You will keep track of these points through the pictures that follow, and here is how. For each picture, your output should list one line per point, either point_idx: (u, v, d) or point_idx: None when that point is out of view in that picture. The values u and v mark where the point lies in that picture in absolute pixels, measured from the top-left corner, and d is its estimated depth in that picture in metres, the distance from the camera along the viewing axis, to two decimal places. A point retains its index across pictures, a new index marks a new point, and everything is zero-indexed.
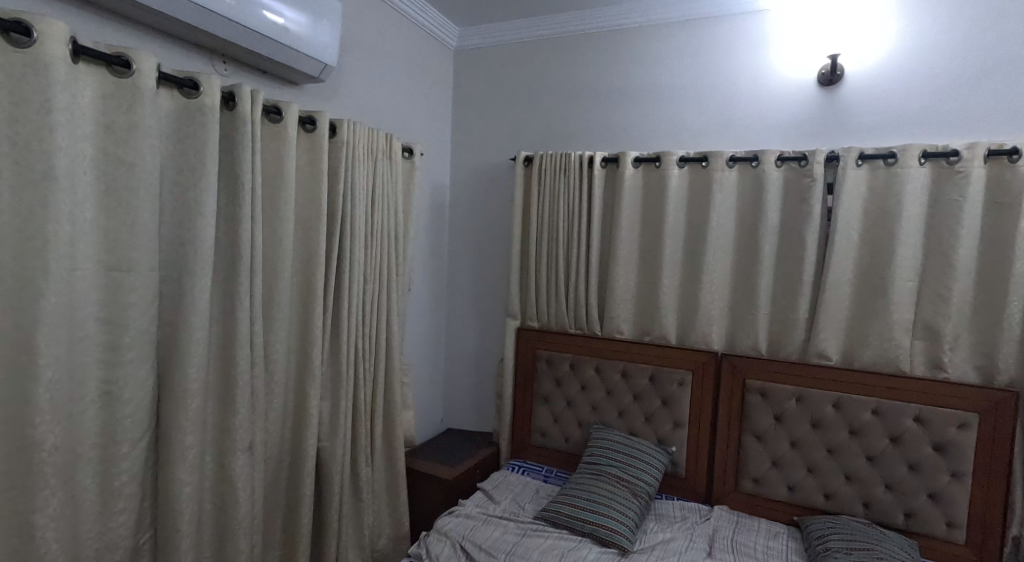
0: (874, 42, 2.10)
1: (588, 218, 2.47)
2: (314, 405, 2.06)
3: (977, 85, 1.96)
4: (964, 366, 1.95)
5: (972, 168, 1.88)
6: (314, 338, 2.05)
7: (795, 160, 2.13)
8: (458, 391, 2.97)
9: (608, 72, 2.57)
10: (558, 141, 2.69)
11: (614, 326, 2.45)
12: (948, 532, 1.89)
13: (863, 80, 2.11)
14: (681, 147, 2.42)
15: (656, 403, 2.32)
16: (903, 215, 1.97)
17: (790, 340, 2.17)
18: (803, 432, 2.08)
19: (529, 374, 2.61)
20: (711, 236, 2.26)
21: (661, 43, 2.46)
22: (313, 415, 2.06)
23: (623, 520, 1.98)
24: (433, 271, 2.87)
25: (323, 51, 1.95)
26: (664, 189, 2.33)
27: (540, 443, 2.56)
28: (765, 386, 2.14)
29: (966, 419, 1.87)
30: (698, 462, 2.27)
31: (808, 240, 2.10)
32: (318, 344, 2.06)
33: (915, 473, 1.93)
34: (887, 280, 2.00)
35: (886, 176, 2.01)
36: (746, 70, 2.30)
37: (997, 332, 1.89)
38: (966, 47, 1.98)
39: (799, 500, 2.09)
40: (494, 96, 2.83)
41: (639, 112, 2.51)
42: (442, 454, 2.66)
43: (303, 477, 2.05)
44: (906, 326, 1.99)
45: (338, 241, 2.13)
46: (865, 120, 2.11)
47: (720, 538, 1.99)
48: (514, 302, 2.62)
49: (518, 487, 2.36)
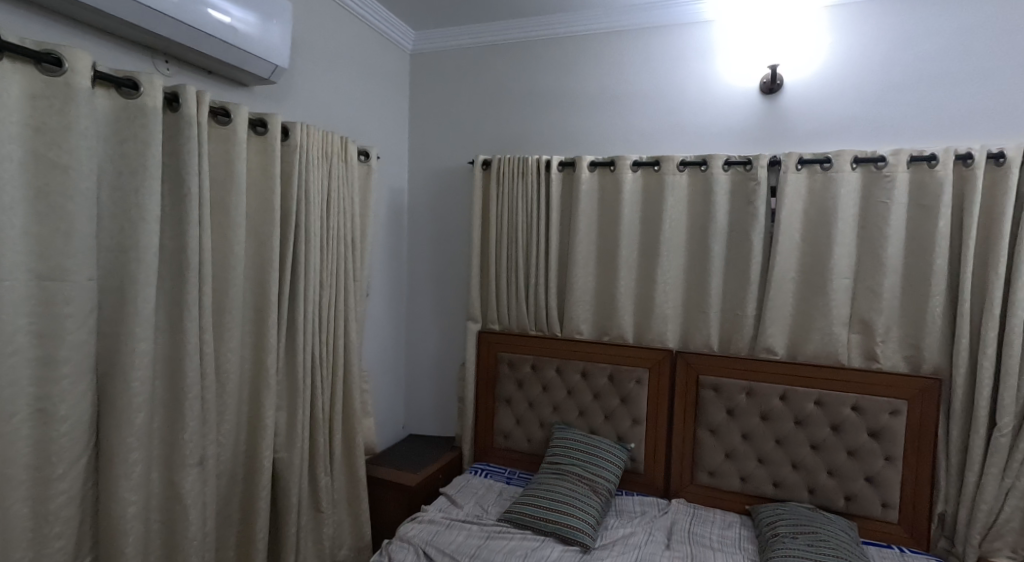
0: (810, 54, 2.23)
1: (545, 222, 2.51)
2: (269, 416, 2.01)
3: (900, 96, 2.12)
4: (894, 356, 2.09)
5: (897, 172, 2.03)
6: (268, 345, 2.00)
7: (741, 164, 2.23)
8: (419, 396, 2.95)
9: (564, 78, 2.62)
10: (515, 145, 2.72)
11: (573, 327, 2.50)
12: (884, 513, 2.02)
13: (801, 89, 2.24)
14: (634, 151, 2.50)
15: (615, 401, 2.38)
16: (839, 216, 2.10)
17: (739, 336, 2.27)
18: (753, 424, 2.18)
19: (490, 377, 2.63)
20: (665, 238, 2.34)
21: (613, 50, 2.53)
22: (269, 425, 2.01)
23: (585, 518, 2.02)
24: (392, 276, 2.84)
25: (272, 51, 1.91)
26: (619, 192, 2.40)
27: (503, 445, 2.58)
28: (717, 381, 2.23)
29: (897, 406, 2.01)
30: (656, 457, 2.34)
31: (754, 241, 2.21)
32: (273, 351, 2.02)
33: (854, 459, 2.05)
34: (826, 277, 2.13)
35: (824, 180, 2.14)
36: (694, 78, 2.39)
37: (922, 324, 2.03)
38: (890, 59, 2.13)
39: (751, 489, 2.19)
40: (450, 100, 2.84)
41: (594, 117, 2.57)
42: (404, 460, 2.64)
43: (258, 490, 2.00)
44: (843, 320, 2.12)
45: (293, 246, 2.09)
46: (804, 127, 2.24)
47: (678, 530, 2.06)
48: (474, 306, 2.64)
49: (482, 490, 2.38)
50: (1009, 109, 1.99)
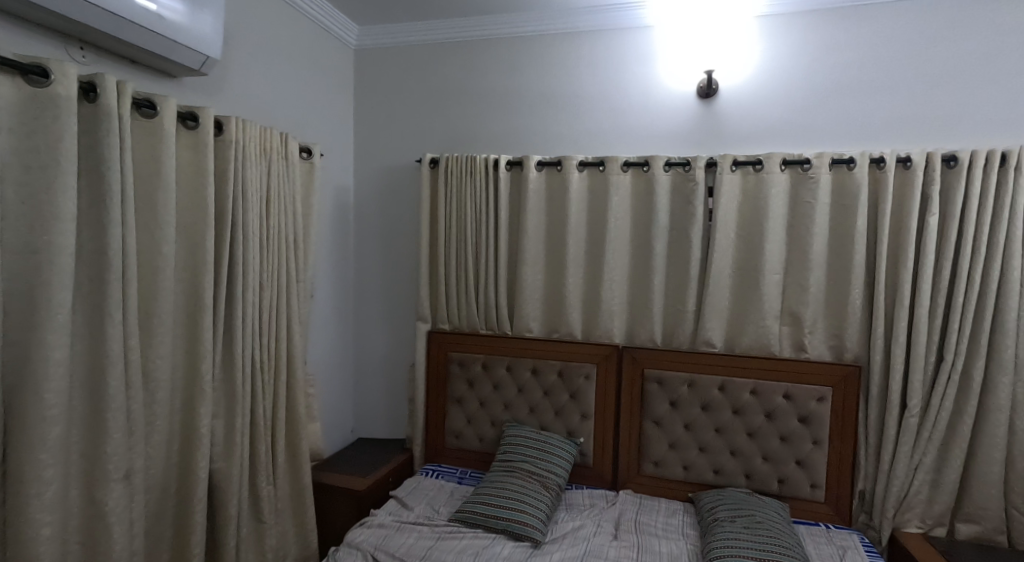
0: (742, 61, 2.35)
1: (494, 221, 2.52)
2: (205, 425, 1.91)
3: (824, 102, 2.27)
4: (820, 346, 2.24)
5: (820, 174, 2.18)
6: (203, 350, 1.91)
7: (680, 165, 2.32)
8: (368, 399, 2.90)
9: (510, 77, 2.64)
10: (462, 142, 2.71)
11: (523, 325, 2.52)
12: (812, 493, 2.17)
13: (735, 94, 2.36)
14: (580, 151, 2.55)
15: (564, 397, 2.43)
16: (770, 216, 2.22)
17: (681, 331, 2.37)
18: (694, 414, 2.28)
19: (441, 377, 2.61)
20: (610, 236, 2.40)
21: (558, 51, 2.57)
22: (205, 435, 1.92)
23: (535, 513, 2.06)
24: (338, 277, 2.77)
25: (202, 41, 1.82)
26: (566, 192, 2.44)
27: (454, 445, 2.58)
28: (661, 375, 2.32)
29: (823, 393, 2.16)
30: (604, 450, 2.40)
31: (693, 239, 2.31)
32: (208, 357, 1.92)
33: (786, 444, 2.19)
34: (759, 273, 2.25)
35: (756, 181, 2.26)
36: (636, 81, 2.47)
37: (844, 315, 2.19)
38: (814, 68, 2.28)
39: (693, 477, 2.29)
40: (396, 98, 2.80)
41: (540, 118, 2.60)
42: (351, 464, 2.58)
43: (192, 504, 1.89)
44: (774, 314, 2.25)
45: (230, 246, 2.00)
46: (739, 130, 2.36)
47: (625, 521, 2.14)
48: (423, 306, 2.61)
49: (432, 491, 2.36)
50: (915, 117, 2.18)
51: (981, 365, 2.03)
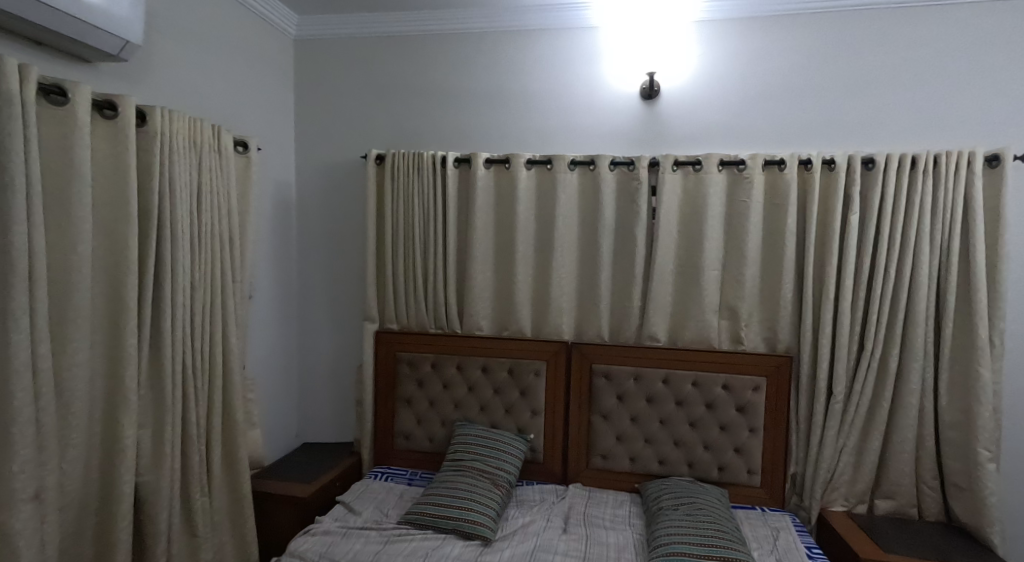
0: (682, 64, 2.43)
1: (441, 219, 2.50)
2: (129, 436, 1.78)
3: (758, 107, 2.39)
4: (756, 338, 2.36)
5: (754, 175, 2.28)
6: (127, 357, 1.78)
7: (625, 164, 2.38)
8: (312, 403, 2.80)
9: (458, 73, 2.61)
10: (408, 139, 2.66)
11: (473, 323, 2.51)
12: (749, 478, 2.28)
13: (675, 97, 2.44)
14: (528, 149, 2.56)
15: (514, 394, 2.44)
16: (709, 215, 2.32)
17: (628, 326, 2.43)
18: (640, 407, 2.35)
19: (389, 378, 2.56)
20: (558, 234, 2.43)
21: (505, 48, 2.57)
22: (129, 447, 1.79)
23: (485, 512, 2.05)
24: (279, 276, 2.66)
25: (121, 24, 1.69)
26: (514, 190, 2.45)
27: (403, 447, 2.54)
28: (608, 369, 2.37)
29: (758, 383, 2.27)
30: (554, 446, 2.43)
31: (638, 237, 2.38)
32: (132, 364, 1.79)
33: (725, 432, 2.29)
34: (699, 269, 2.34)
35: (695, 181, 2.35)
36: (582, 81, 2.51)
37: (776, 309, 2.32)
38: (749, 73, 2.39)
39: (639, 468, 2.36)
40: (338, 91, 2.71)
41: (488, 115, 2.59)
42: (294, 471, 2.49)
43: (115, 521, 1.77)
44: (713, 309, 2.35)
45: (156, 245, 1.87)
46: (681, 131, 2.44)
47: (575, 514, 2.17)
48: (370, 305, 2.55)
49: (381, 494, 2.31)
50: (838, 122, 2.34)
51: (896, 353, 2.19)
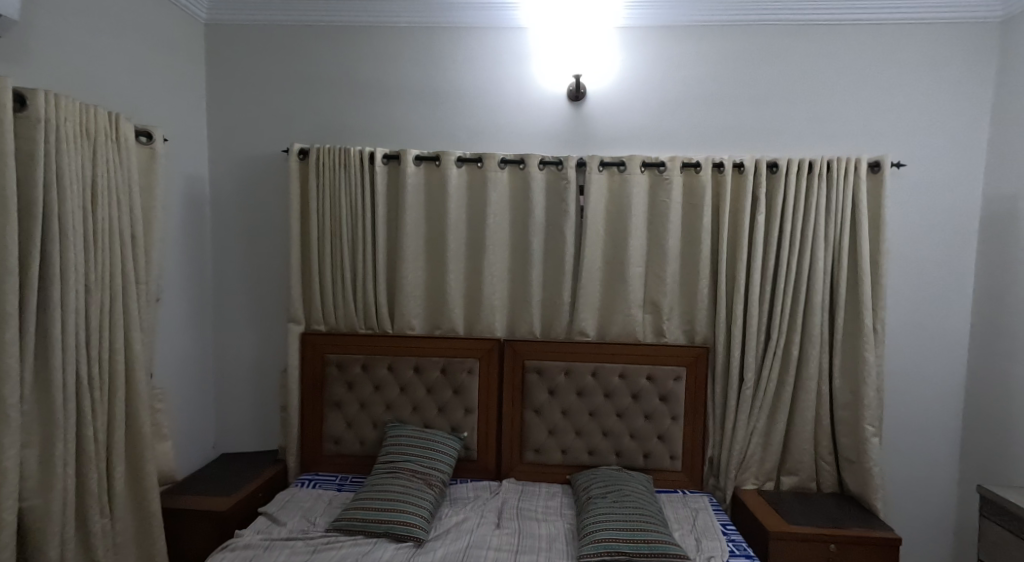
0: (606, 68, 2.51)
1: (370, 217, 2.43)
2: (11, 457, 1.60)
3: (677, 112, 2.51)
4: (676, 331, 2.49)
5: (673, 176, 2.40)
6: (6, 368, 1.58)
7: (554, 164, 2.43)
8: (230, 411, 2.63)
9: (385, 67, 2.55)
10: (333, 133, 2.57)
11: (404, 322, 2.47)
12: (671, 463, 2.41)
13: (600, 99, 2.52)
14: (458, 147, 2.55)
15: (447, 393, 2.43)
16: (633, 214, 2.41)
17: (558, 323, 2.48)
18: (570, 400, 2.41)
19: (316, 381, 2.47)
20: (490, 232, 2.44)
21: (434, 44, 2.54)
22: (12, 470, 1.60)
23: (418, 512, 2.03)
24: (192, 276, 2.48)
25: None
26: (445, 187, 2.42)
27: (333, 451, 2.46)
28: (540, 365, 2.41)
29: (679, 373, 2.40)
30: (487, 442, 2.45)
31: (567, 235, 2.43)
32: (13, 376, 1.60)
33: (649, 421, 2.40)
34: (624, 266, 2.44)
35: (619, 181, 2.44)
36: (511, 81, 2.52)
37: (694, 302, 2.46)
38: (668, 80, 2.51)
39: (570, 460, 2.42)
40: (257, 81, 2.56)
41: (416, 112, 2.55)
42: (211, 484, 2.33)
43: None
44: (638, 303, 2.45)
45: (41, 242, 1.68)
46: (606, 133, 2.53)
47: (508, 508, 2.20)
48: (294, 307, 2.44)
49: (308, 502, 2.22)
50: (747, 129, 2.51)
51: (797, 342, 2.38)
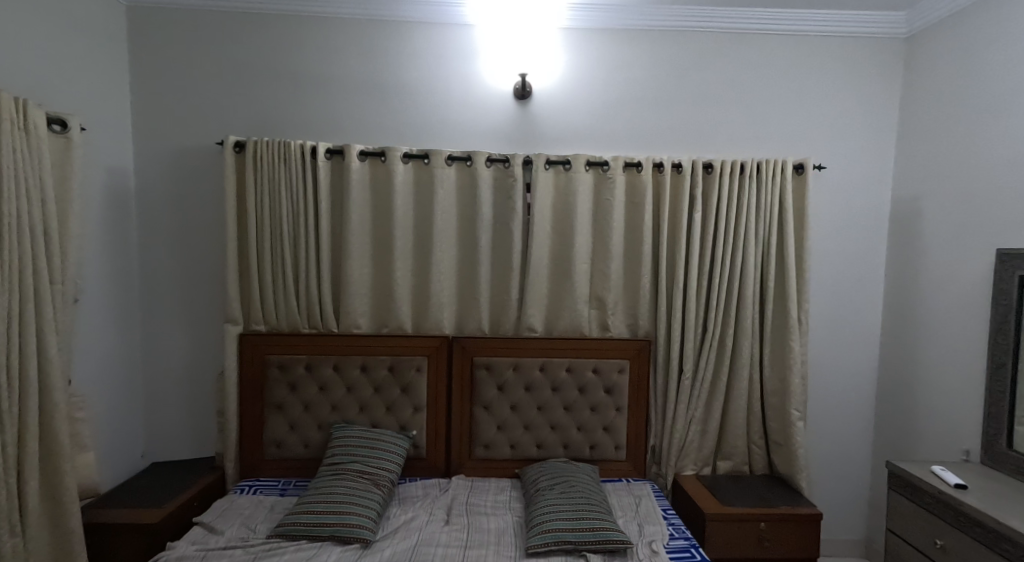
0: (551, 67, 2.54)
1: (312, 213, 2.36)
2: None
3: (619, 112, 2.58)
4: (621, 325, 2.57)
5: (616, 175, 2.47)
6: None
7: (501, 161, 2.44)
8: (161, 418, 2.49)
9: (326, 59, 2.47)
10: (271, 126, 2.47)
11: (350, 321, 2.41)
12: (616, 453, 2.49)
13: (545, 98, 2.54)
14: (403, 143, 2.50)
15: (395, 391, 2.40)
16: (578, 211, 2.46)
17: (506, 319, 2.50)
18: (519, 395, 2.44)
19: (257, 383, 2.38)
20: (437, 229, 2.42)
21: (377, 37, 2.48)
22: None
23: (366, 513, 1.99)
24: (117, 275, 2.32)
25: None
26: (391, 184, 2.38)
27: (275, 455, 2.38)
28: (489, 361, 2.42)
29: (624, 365, 2.48)
30: (436, 440, 2.44)
31: (514, 231, 2.45)
32: None
33: (595, 413, 2.46)
34: (570, 262, 2.48)
35: (565, 179, 2.48)
36: (457, 77, 2.50)
37: (637, 297, 2.54)
38: (611, 81, 2.57)
39: (519, 454, 2.45)
40: (188, 68, 2.42)
41: (359, 105, 2.49)
42: (141, 494, 2.20)
43: None
44: (584, 299, 2.50)
45: None
46: (551, 132, 2.56)
47: (457, 505, 2.20)
48: (232, 306, 2.34)
49: (248, 509, 2.14)
50: (685, 130, 2.61)
51: (732, 334, 2.51)
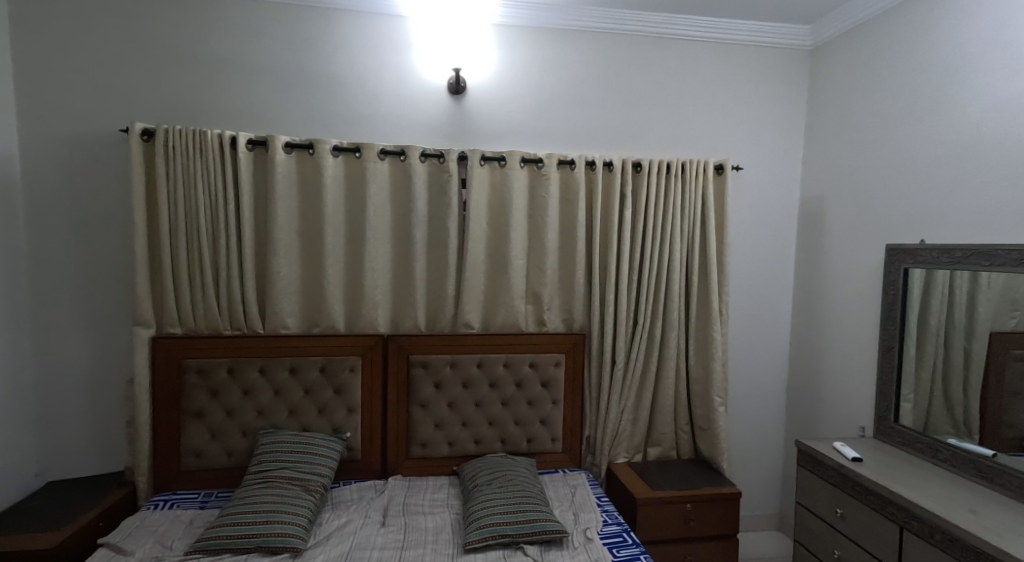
0: (485, 63, 2.52)
1: (232, 208, 2.22)
2: None
3: (553, 110, 2.61)
4: (556, 320, 2.60)
5: (550, 172, 2.49)
6: None
7: (435, 157, 2.39)
8: (60, 432, 2.26)
9: (246, 44, 2.32)
10: (186, 115, 2.29)
11: (277, 322, 2.29)
12: (553, 445, 2.53)
13: (479, 95, 2.52)
14: (333, 135, 2.40)
15: (328, 393, 2.31)
16: (513, 207, 2.46)
17: (442, 316, 2.47)
18: (457, 392, 2.42)
19: (173, 389, 2.21)
20: (370, 224, 2.34)
21: (303, 24, 2.36)
22: None
23: (296, 521, 1.90)
24: (3, 276, 2.08)
25: None
26: (319, 177, 2.28)
27: (194, 466, 2.23)
28: (425, 359, 2.38)
29: (559, 359, 2.52)
30: (371, 441, 2.37)
31: (450, 227, 2.42)
32: None
33: (532, 406, 2.49)
34: (506, 258, 2.48)
35: (501, 175, 2.47)
36: (389, 69, 2.43)
37: (571, 292, 2.58)
38: (544, 79, 2.59)
39: (456, 451, 2.43)
40: (86, 48, 2.20)
41: (284, 95, 2.36)
42: (36, 517, 1.98)
43: None
44: (520, 294, 2.52)
45: None
46: (486, 128, 2.54)
47: (394, 506, 2.15)
48: (142, 308, 2.16)
49: (163, 525, 1.98)
50: (616, 130, 2.68)
51: (661, 327, 2.61)
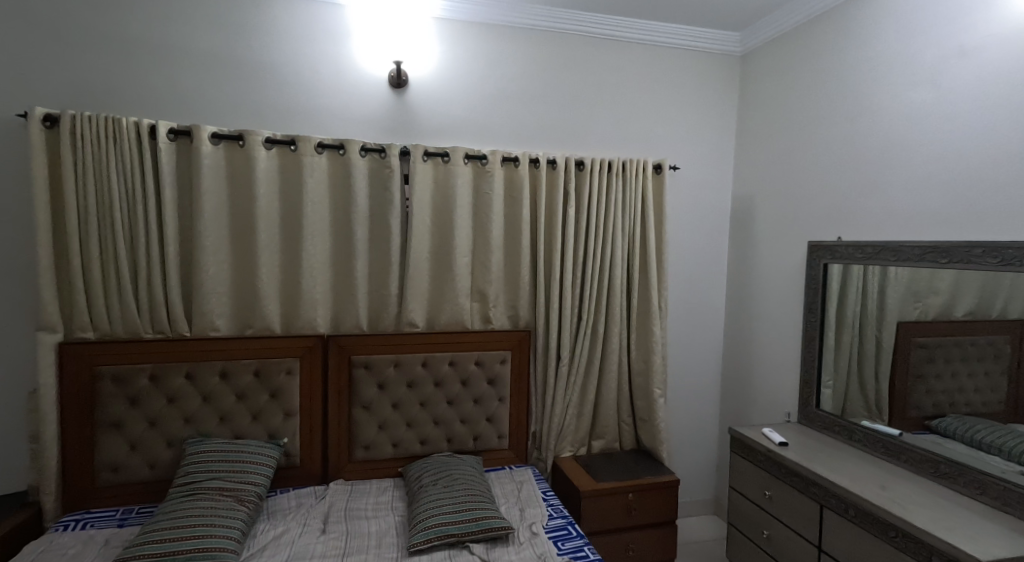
0: (427, 57, 2.46)
1: (151, 202, 2.06)
2: None
3: (496, 107, 2.58)
4: (502, 317, 2.58)
5: (495, 169, 2.47)
6: None
7: (376, 151, 2.31)
8: None
9: (167, 28, 2.16)
10: (99, 101, 2.11)
11: (205, 324, 2.15)
12: (499, 442, 2.51)
13: (420, 89, 2.46)
14: (265, 127, 2.27)
15: (262, 397, 2.19)
16: (457, 204, 2.42)
17: (384, 315, 2.39)
18: (401, 392, 2.36)
19: (87, 399, 2.03)
20: (306, 220, 2.23)
21: (230, 8, 2.21)
22: None
23: (226, 532, 1.77)
24: None
25: None
26: (250, 170, 2.15)
27: (111, 482, 2.05)
28: (368, 359, 2.30)
29: (505, 356, 2.51)
30: (311, 446, 2.27)
31: (391, 223, 2.34)
32: None
33: (478, 404, 2.46)
34: (450, 256, 2.44)
35: (444, 171, 2.42)
36: (326, 59, 2.32)
37: (516, 289, 2.57)
38: (487, 76, 2.56)
39: (401, 452, 2.37)
40: None
41: (211, 83, 2.21)
42: None
43: None
44: (465, 292, 2.48)
45: None
46: (428, 124, 2.48)
47: (335, 511, 2.07)
48: (48, 312, 1.96)
49: (74, 547, 1.80)
50: (559, 129, 2.69)
51: (604, 323, 2.64)
